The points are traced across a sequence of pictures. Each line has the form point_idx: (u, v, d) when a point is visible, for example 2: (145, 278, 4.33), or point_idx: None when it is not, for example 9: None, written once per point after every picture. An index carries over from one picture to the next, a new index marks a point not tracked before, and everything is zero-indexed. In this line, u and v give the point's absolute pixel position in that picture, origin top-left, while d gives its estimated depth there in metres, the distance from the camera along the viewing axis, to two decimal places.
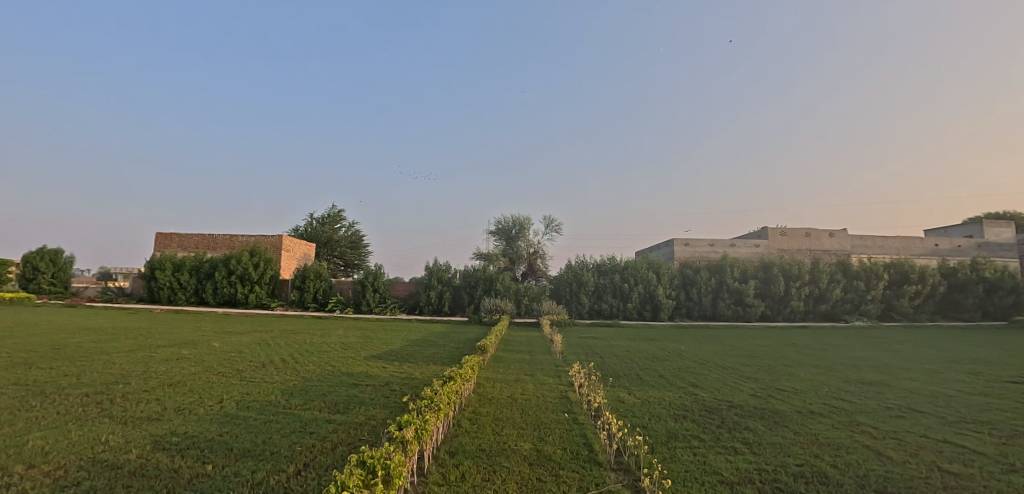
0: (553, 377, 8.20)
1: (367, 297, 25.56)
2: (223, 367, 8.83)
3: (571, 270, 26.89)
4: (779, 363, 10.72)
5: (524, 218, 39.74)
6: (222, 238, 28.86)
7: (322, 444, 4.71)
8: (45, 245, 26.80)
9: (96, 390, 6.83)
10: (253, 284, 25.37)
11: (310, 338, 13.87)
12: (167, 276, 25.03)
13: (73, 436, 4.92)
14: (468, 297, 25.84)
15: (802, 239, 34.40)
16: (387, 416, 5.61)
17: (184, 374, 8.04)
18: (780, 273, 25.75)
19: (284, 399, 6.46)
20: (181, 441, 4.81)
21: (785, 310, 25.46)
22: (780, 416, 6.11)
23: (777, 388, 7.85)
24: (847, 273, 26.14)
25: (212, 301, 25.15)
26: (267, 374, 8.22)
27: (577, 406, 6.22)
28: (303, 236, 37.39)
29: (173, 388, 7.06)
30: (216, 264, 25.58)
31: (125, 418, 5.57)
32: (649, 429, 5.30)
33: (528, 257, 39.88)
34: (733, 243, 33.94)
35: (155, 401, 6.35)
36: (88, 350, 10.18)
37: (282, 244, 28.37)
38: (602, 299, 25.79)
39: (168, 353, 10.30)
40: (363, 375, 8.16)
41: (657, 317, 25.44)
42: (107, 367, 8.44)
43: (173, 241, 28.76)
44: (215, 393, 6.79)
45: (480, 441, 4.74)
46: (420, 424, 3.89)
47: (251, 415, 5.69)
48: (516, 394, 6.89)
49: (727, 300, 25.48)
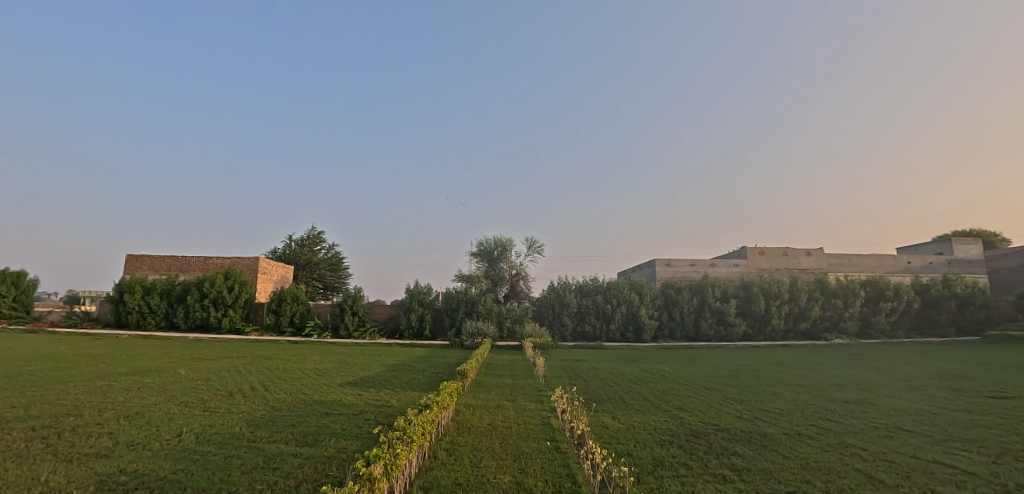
0: (535, 403, 7.94)
1: (345, 320, 24.92)
2: (187, 396, 8.35)
3: (553, 291, 26.72)
4: (763, 383, 10.59)
5: (506, 239, 39.72)
6: (195, 260, 28.10)
7: (285, 481, 4.38)
8: (7, 267, 25.74)
9: (44, 423, 6.33)
10: (226, 308, 24.60)
11: (284, 364, 13.31)
12: (136, 299, 24.13)
13: (10, 476, 4.48)
14: (449, 319, 25.39)
15: (780, 258, 35.02)
16: (359, 449, 5.29)
17: (143, 405, 7.56)
18: (759, 292, 26.01)
19: (250, 431, 6.08)
20: (130, 481, 4.41)
21: (766, 329, 25.55)
22: (768, 440, 5.92)
23: (763, 409, 7.72)
24: (826, 290, 26.52)
25: (184, 326, 24.25)
26: (233, 403, 7.79)
27: (560, 433, 5.96)
28: (281, 258, 36.65)
29: (130, 421, 6.59)
30: (188, 287, 24.78)
31: (72, 455, 5.13)
32: (636, 457, 5.07)
33: (510, 278, 39.65)
34: (714, 263, 34.21)
35: (106, 435, 5.89)
36: (44, 379, 9.57)
37: (259, 267, 27.70)
38: (585, 320, 25.60)
39: (130, 382, 9.72)
40: (336, 403, 7.81)
41: (640, 338, 25.26)
42: (60, 398, 7.91)
43: (144, 263, 27.93)
44: (175, 425, 6.36)
45: (457, 474, 4.46)
46: (390, 459, 3.61)
47: (211, 450, 5.30)
48: (496, 421, 6.61)
49: (709, 319, 25.46)
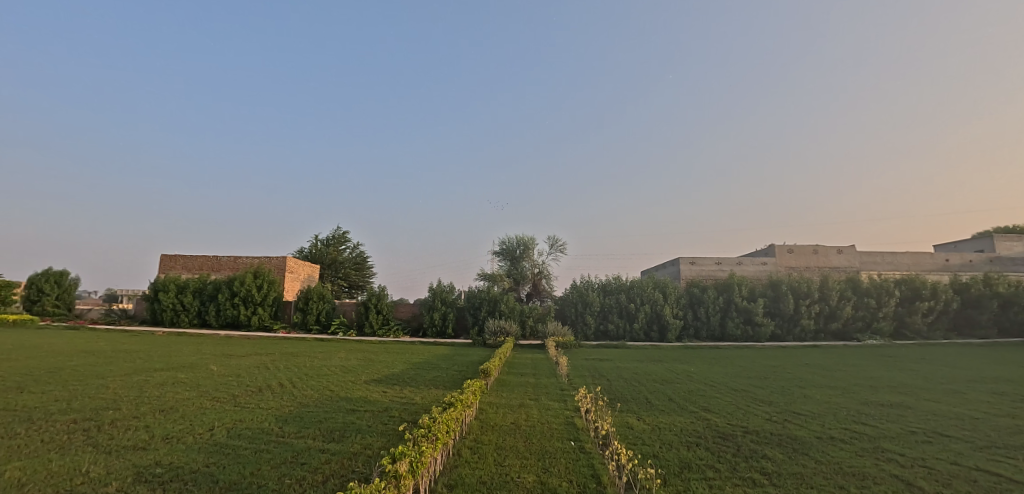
0: (558, 402, 7.91)
1: (370, 319, 25.25)
2: (219, 391, 8.57)
3: (576, 290, 26.61)
4: (793, 385, 10.32)
5: (528, 238, 39.69)
6: (226, 260, 28.88)
7: (313, 476, 4.46)
8: (50, 267, 26.89)
9: (85, 416, 6.59)
10: (256, 306, 25.23)
11: (311, 361, 13.54)
12: (170, 298, 24.98)
13: (54, 467, 4.66)
14: (472, 318, 25.50)
15: (810, 257, 34.13)
16: (384, 446, 5.36)
17: (177, 400, 7.80)
18: (788, 291, 25.35)
19: (278, 426, 6.21)
20: (165, 473, 4.55)
21: (795, 330, 24.91)
22: (799, 444, 5.77)
23: (792, 411, 7.55)
24: (858, 290, 25.72)
25: (215, 323, 24.98)
26: (262, 399, 7.97)
27: (584, 433, 5.92)
28: (308, 258, 37.41)
29: (164, 415, 6.81)
30: (219, 286, 25.48)
31: (110, 447, 5.32)
32: (661, 458, 5.01)
33: (532, 277, 39.60)
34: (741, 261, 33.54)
35: (143, 429, 6.09)
36: (85, 374, 9.98)
37: (286, 266, 28.32)
38: (608, 320, 25.40)
39: (165, 377, 10.04)
40: (361, 400, 7.90)
41: (664, 338, 24.95)
42: (100, 392, 8.22)
43: (178, 263, 28.85)
44: (207, 420, 6.53)
45: (481, 473, 4.47)
46: (415, 456, 3.63)
47: (241, 444, 5.43)
48: (520, 420, 6.61)
49: (736, 319, 24.97)
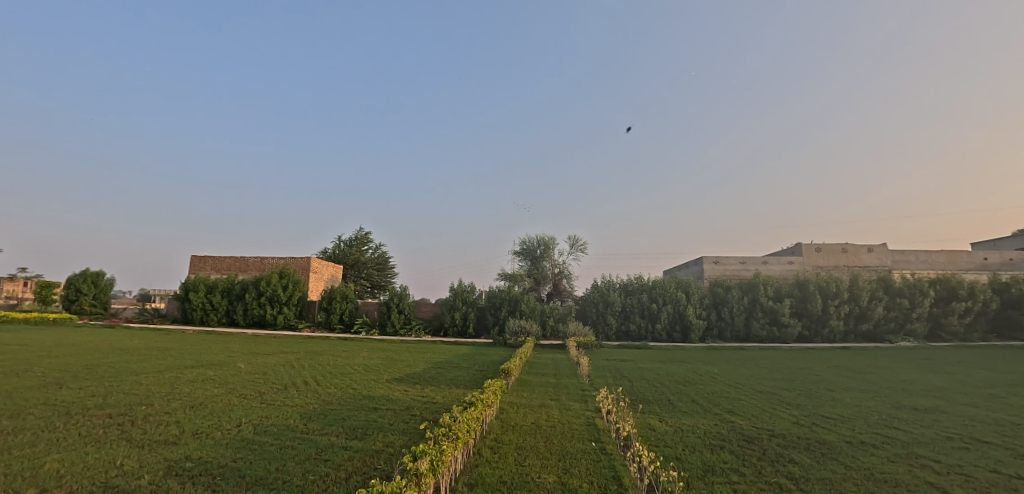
0: (579, 403, 7.86)
1: (392, 318, 25.52)
2: (246, 389, 8.79)
3: (596, 290, 26.46)
4: (821, 387, 10.05)
5: (549, 238, 39.57)
6: (253, 260, 29.56)
7: (336, 473, 4.52)
8: (88, 268, 27.91)
9: (119, 411, 6.82)
10: (281, 306, 25.76)
11: (334, 360, 13.75)
12: (200, 297, 25.71)
13: (90, 460, 4.82)
14: (493, 318, 25.56)
15: (839, 255, 33.21)
16: (405, 443, 5.40)
17: (206, 396, 8.02)
18: (816, 291, 24.71)
19: (303, 423, 6.32)
20: (194, 467, 4.67)
21: (824, 331, 24.28)
22: (828, 448, 5.62)
23: (820, 415, 7.35)
24: (889, 289, 24.91)
25: (242, 322, 25.60)
26: (288, 397, 8.13)
27: (605, 434, 5.87)
28: (331, 258, 38.04)
29: (194, 411, 7.00)
30: (246, 286, 26.08)
31: (143, 442, 5.49)
32: (684, 461, 4.93)
33: (553, 277, 39.47)
34: (766, 260, 32.84)
35: (174, 424, 6.28)
36: (120, 371, 10.34)
37: (310, 266, 28.84)
38: (629, 320, 25.17)
39: (195, 374, 10.34)
40: (383, 398, 7.99)
41: (688, 339, 24.60)
42: (134, 388, 8.51)
43: (207, 264, 29.65)
44: (235, 416, 6.69)
45: (501, 472, 4.47)
46: (435, 455, 3.65)
47: (267, 441, 5.54)
48: (541, 420, 6.59)
49: (761, 320, 24.46)
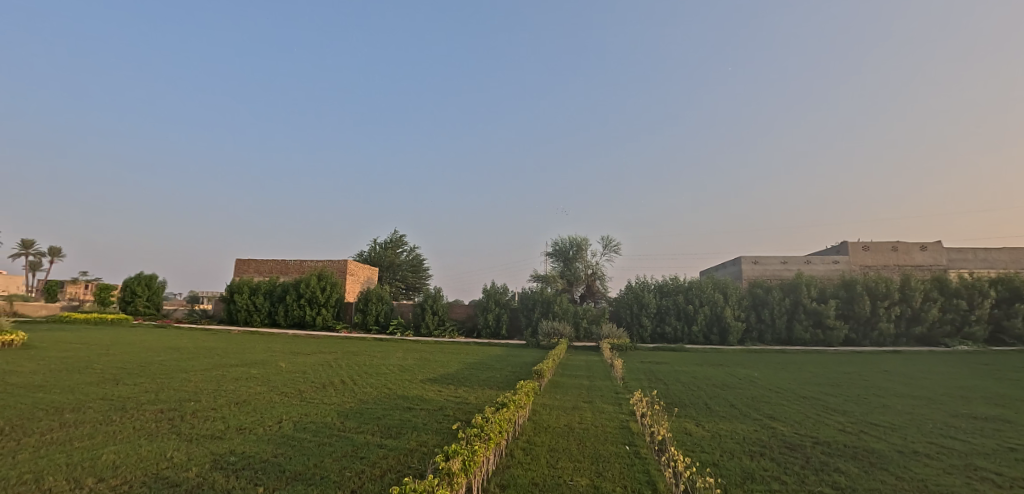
0: (613, 405, 7.76)
1: (426, 319, 25.88)
2: (286, 387, 9.08)
3: (631, 291, 26.09)
4: (870, 393, 9.58)
5: (581, 239, 39.29)
6: (293, 263, 30.54)
7: (371, 470, 4.60)
8: (142, 271, 29.44)
9: (170, 407, 7.16)
10: (320, 307, 26.49)
11: (371, 360, 14.03)
12: (244, 299, 26.75)
13: (143, 452, 5.08)
14: (526, 319, 25.56)
15: (889, 254, 31.64)
16: (438, 443, 5.45)
17: (249, 393, 8.33)
18: (864, 292, 23.60)
19: (340, 421, 6.48)
20: (238, 461, 4.85)
21: (872, 334, 23.18)
22: (877, 457, 5.35)
23: (869, 422, 7.01)
24: (945, 290, 23.55)
25: (284, 323, 26.50)
26: (326, 395, 8.34)
27: (639, 437, 5.77)
28: (367, 261, 38.92)
29: (238, 408, 7.28)
30: (287, 288, 26.98)
31: (191, 436, 5.75)
32: (722, 467, 4.79)
33: (586, 279, 39.17)
34: (809, 259, 31.63)
35: (220, 419, 6.55)
36: (171, 368, 10.86)
37: (347, 269, 29.56)
38: (665, 321, 24.71)
39: (239, 372, 10.76)
40: (417, 398, 8.10)
41: (726, 341, 23.94)
42: (184, 385, 8.92)
43: (250, 267, 30.81)
44: (276, 413, 6.93)
45: (534, 474, 4.45)
46: (467, 455, 3.67)
47: (306, 437, 5.70)
48: (573, 422, 6.54)
49: (804, 322, 23.56)
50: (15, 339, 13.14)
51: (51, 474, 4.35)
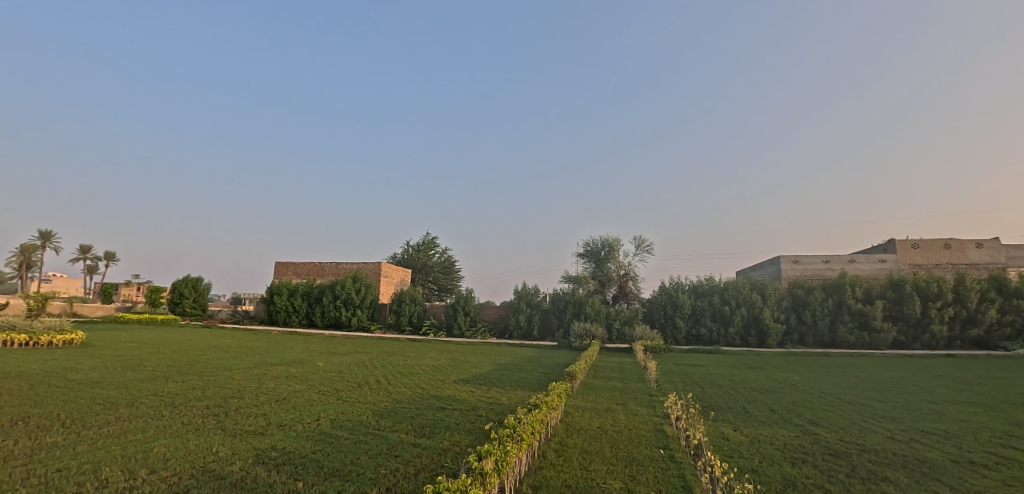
0: (647, 408, 7.65)
1: (458, 320, 26.13)
2: (323, 385, 9.34)
3: (664, 291, 25.65)
4: (921, 400, 9.11)
5: (613, 239, 38.87)
6: (329, 265, 31.35)
7: (405, 468, 4.68)
8: (188, 274, 30.78)
9: (215, 403, 7.47)
10: (355, 308, 27.10)
11: (404, 360, 14.25)
12: (284, 300, 27.63)
13: (191, 446, 5.32)
14: (557, 321, 25.46)
15: (941, 252, 30.04)
16: (471, 443, 5.49)
17: (289, 391, 8.61)
18: (914, 293, 22.47)
19: (375, 420, 6.61)
20: (279, 457, 5.02)
21: (924, 336, 22.05)
22: (929, 467, 5.09)
23: (920, 430, 6.67)
24: (1004, 290, 22.16)
25: (321, 323, 27.25)
26: (362, 394, 8.53)
27: (674, 441, 5.66)
28: (400, 263, 39.59)
29: (278, 405, 7.53)
30: (324, 289, 27.74)
31: (235, 431, 5.98)
32: (761, 473, 4.65)
33: (618, 279, 38.74)
34: (854, 258, 30.35)
35: (262, 416, 6.79)
36: (216, 367, 11.32)
37: (381, 271, 30.15)
38: (700, 323, 24.20)
39: (279, 371, 11.13)
40: (450, 399, 8.18)
41: (764, 344, 23.24)
42: (228, 382, 9.29)
43: (289, 269, 31.79)
44: (314, 411, 7.13)
45: (566, 476, 4.44)
46: (500, 455, 3.69)
47: (343, 435, 5.85)
48: (606, 425, 6.48)
49: (849, 324, 22.62)
50: (75, 338, 13.98)
51: (107, 465, 4.60)
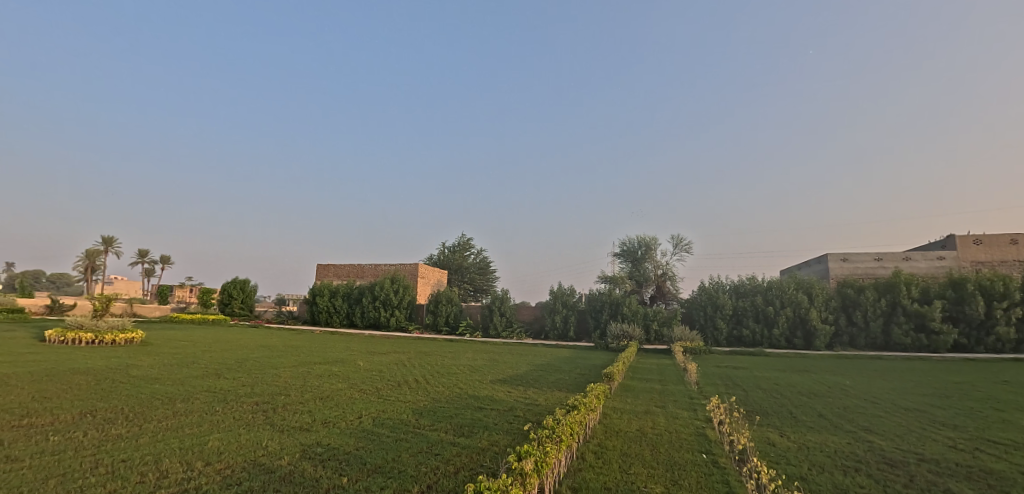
0: (687, 411, 7.48)
1: (494, 321, 26.27)
2: (365, 384, 9.56)
3: (704, 292, 25.03)
4: (986, 407, 8.56)
5: (650, 238, 38.22)
6: (368, 267, 32.10)
7: (446, 467, 4.75)
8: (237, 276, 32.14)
9: (264, 400, 7.78)
10: (393, 309, 27.63)
11: (442, 360, 14.43)
12: (325, 301, 28.49)
13: (242, 440, 5.56)
14: (594, 321, 25.23)
15: (1006, 249, 28.14)
16: (509, 443, 5.52)
17: (333, 390, 8.87)
18: (976, 292, 21.10)
19: (415, 418, 6.73)
20: (324, 453, 5.18)
21: (988, 339, 20.67)
22: (996, 479, 4.77)
23: (985, 439, 6.26)
24: None
25: (361, 324, 27.94)
26: (402, 393, 8.69)
27: (717, 446, 5.52)
28: (436, 264, 40.14)
29: (322, 402, 7.77)
30: (364, 290, 28.44)
31: (283, 427, 6.21)
32: (811, 481, 4.48)
33: (656, 279, 38.06)
34: (908, 256, 28.79)
35: (307, 413, 7.03)
36: (263, 365, 11.78)
37: (418, 272, 30.65)
38: (742, 324, 23.50)
39: (322, 370, 11.48)
40: (488, 399, 8.24)
41: (811, 346, 22.33)
42: (275, 380, 9.65)
43: (330, 271, 32.74)
44: (356, 409, 7.32)
45: (606, 478, 4.40)
46: (539, 456, 3.69)
47: (384, 433, 5.98)
48: (646, 427, 6.38)
49: (904, 325, 21.43)
50: (135, 337, 14.84)
51: (166, 457, 4.86)
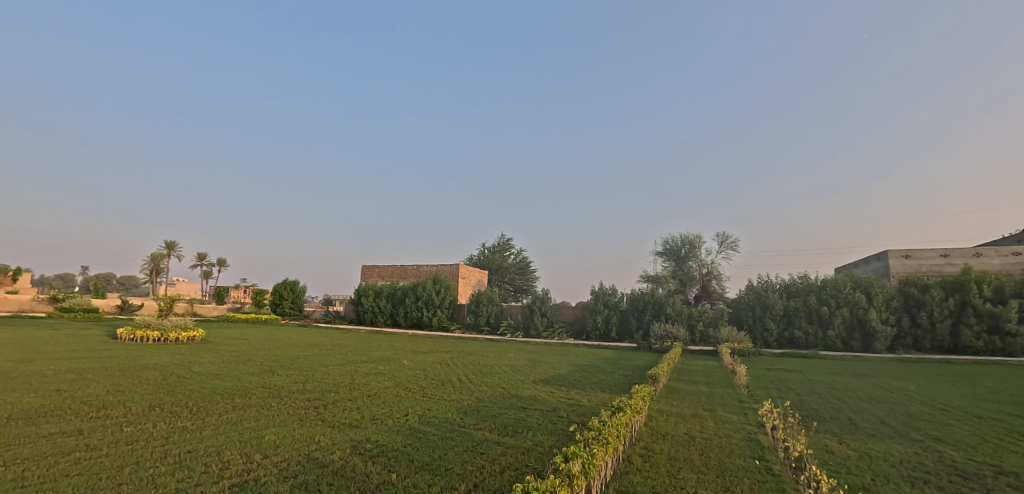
0: (737, 415, 7.24)
1: (535, 321, 26.27)
2: (410, 383, 9.75)
3: (752, 291, 24.18)
4: None
5: (694, 236, 37.26)
6: (411, 268, 32.77)
7: (491, 466, 4.78)
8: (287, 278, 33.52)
9: (315, 396, 8.07)
10: (436, 308, 28.09)
11: (484, 360, 14.55)
12: (370, 301, 29.29)
13: (296, 434, 5.79)
14: (636, 321, 24.81)
15: None
16: (553, 444, 5.50)
17: (379, 388, 9.09)
18: None
19: (459, 417, 6.81)
20: (373, 449, 5.32)
21: None
22: None
23: None
24: None
25: (404, 323, 28.56)
26: (445, 392, 8.82)
27: (771, 452, 5.32)
28: (477, 264, 40.52)
29: (370, 400, 7.98)
30: (407, 291, 29.06)
31: (334, 423, 6.43)
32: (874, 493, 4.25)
33: (700, 278, 37.04)
34: (979, 252, 26.82)
35: (356, 410, 7.23)
36: (313, 362, 12.23)
37: (459, 272, 31.02)
38: (794, 325, 22.56)
39: (369, 368, 11.79)
40: (531, 399, 8.24)
41: (870, 348, 21.17)
42: (324, 377, 9.99)
43: (374, 272, 33.62)
44: (403, 407, 7.48)
45: (654, 482, 4.32)
46: (586, 458, 3.67)
47: (430, 431, 6.08)
48: (694, 431, 6.21)
49: (975, 327, 19.98)
50: (196, 335, 15.71)
51: (228, 449, 5.13)
